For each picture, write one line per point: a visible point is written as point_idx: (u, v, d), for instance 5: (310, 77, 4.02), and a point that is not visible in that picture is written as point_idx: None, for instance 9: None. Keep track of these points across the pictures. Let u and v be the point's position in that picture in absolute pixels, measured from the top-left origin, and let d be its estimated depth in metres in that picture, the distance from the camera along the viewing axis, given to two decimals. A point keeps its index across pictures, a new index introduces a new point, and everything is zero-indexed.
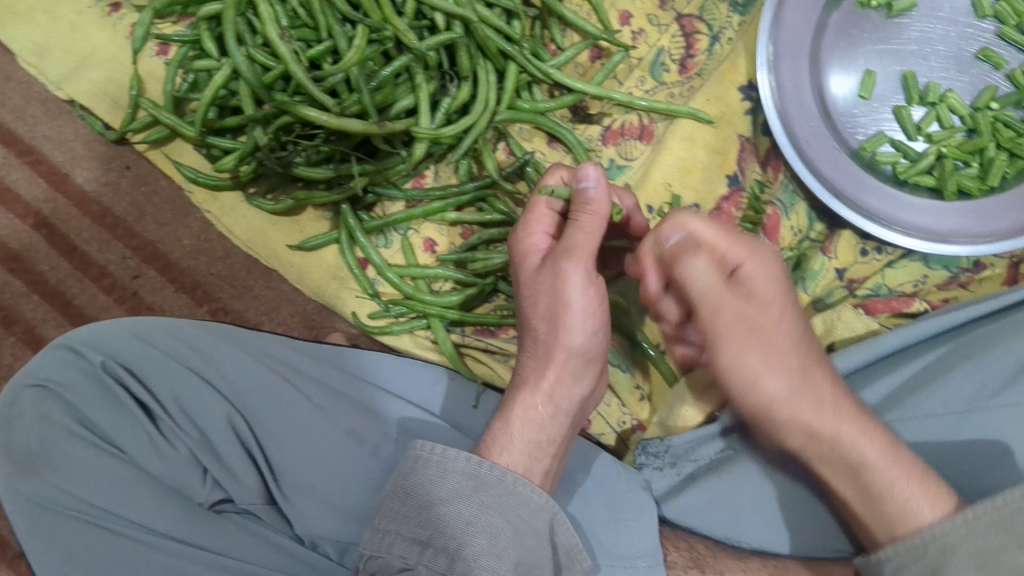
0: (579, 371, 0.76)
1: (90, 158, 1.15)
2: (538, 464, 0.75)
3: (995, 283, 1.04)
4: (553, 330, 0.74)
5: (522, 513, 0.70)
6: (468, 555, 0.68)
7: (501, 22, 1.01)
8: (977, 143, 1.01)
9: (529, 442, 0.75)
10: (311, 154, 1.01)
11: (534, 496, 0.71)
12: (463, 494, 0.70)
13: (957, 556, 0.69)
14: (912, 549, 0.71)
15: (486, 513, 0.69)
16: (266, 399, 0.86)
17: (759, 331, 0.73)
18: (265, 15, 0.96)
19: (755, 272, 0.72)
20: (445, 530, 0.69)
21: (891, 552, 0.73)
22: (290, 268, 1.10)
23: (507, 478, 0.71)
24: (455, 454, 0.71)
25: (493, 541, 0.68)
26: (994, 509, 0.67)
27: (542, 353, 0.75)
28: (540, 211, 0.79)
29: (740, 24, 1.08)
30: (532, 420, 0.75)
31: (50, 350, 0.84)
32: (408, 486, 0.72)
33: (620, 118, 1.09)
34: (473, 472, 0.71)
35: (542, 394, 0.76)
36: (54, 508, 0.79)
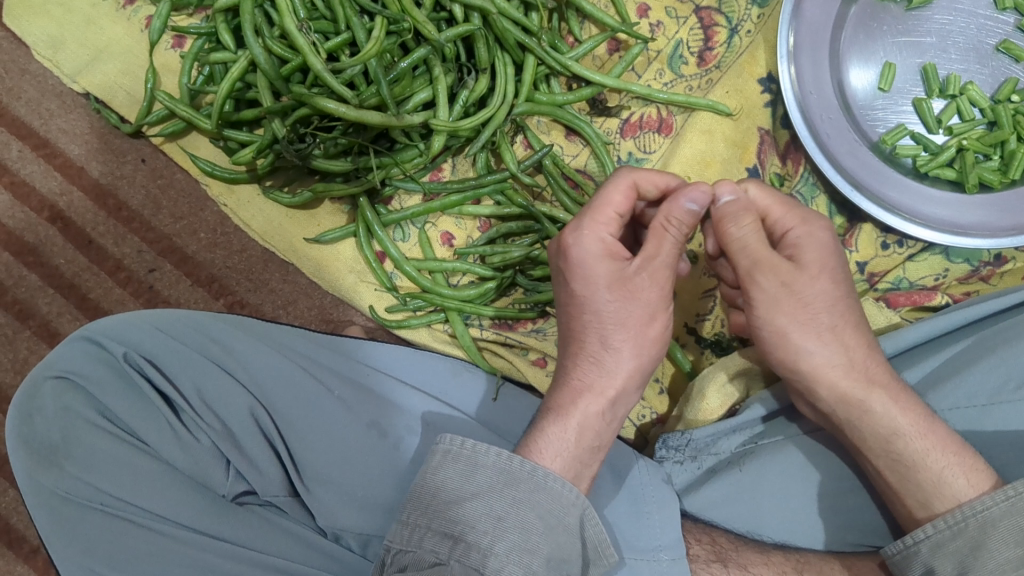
0: (637, 380, 0.76)
1: (105, 151, 1.15)
2: (586, 469, 0.75)
3: (1017, 276, 1.03)
4: (626, 339, 0.73)
5: (553, 509, 0.70)
6: (499, 551, 0.68)
7: (519, 14, 1.00)
8: (998, 135, 1.00)
9: (585, 449, 0.75)
10: (329, 146, 1.00)
11: (565, 490, 0.70)
12: (495, 490, 0.69)
13: (999, 532, 0.67)
14: (953, 525, 0.70)
15: (517, 508, 0.69)
16: (289, 393, 0.86)
17: (800, 292, 0.72)
18: (282, 6, 0.95)
19: (803, 238, 0.74)
20: (476, 526, 0.68)
21: (930, 529, 0.71)
22: (307, 262, 1.09)
23: (538, 473, 0.70)
24: (486, 449, 0.71)
25: (524, 536, 0.68)
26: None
27: (608, 360, 0.74)
28: (607, 213, 0.74)
29: (759, 15, 1.07)
30: (590, 427, 0.75)
31: (70, 341, 0.85)
32: (437, 481, 0.71)
33: (639, 111, 1.09)
34: (504, 468, 0.70)
35: (604, 401, 0.75)
36: (76, 500, 0.80)
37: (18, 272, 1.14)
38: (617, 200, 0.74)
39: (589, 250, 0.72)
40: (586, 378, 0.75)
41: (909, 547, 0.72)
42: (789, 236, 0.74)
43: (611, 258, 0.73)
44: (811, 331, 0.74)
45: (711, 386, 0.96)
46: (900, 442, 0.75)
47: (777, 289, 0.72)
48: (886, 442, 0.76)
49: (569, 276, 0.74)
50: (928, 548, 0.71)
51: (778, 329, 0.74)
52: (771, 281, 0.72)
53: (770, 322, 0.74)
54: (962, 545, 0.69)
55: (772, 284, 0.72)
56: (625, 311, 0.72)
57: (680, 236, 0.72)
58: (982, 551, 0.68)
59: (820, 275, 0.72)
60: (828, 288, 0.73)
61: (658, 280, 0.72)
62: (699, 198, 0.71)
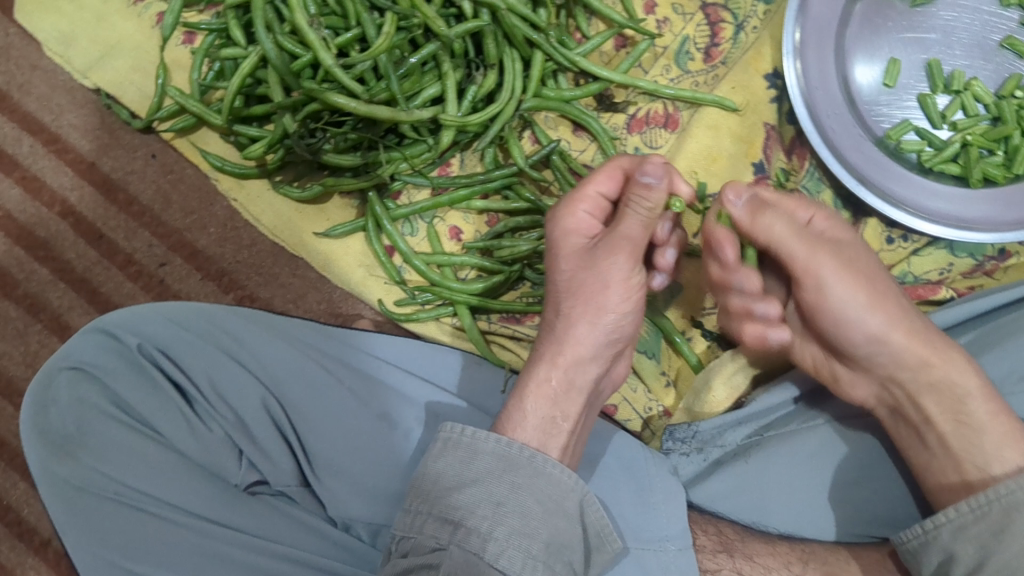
0: (599, 352, 0.77)
1: (116, 147, 1.16)
2: (553, 440, 0.75)
3: (1020, 271, 1.04)
4: (582, 310, 0.76)
5: (553, 494, 0.71)
6: (499, 535, 0.69)
7: (527, 10, 1.01)
8: (1002, 130, 1.01)
9: (546, 419, 0.76)
10: (339, 141, 1.02)
11: (563, 476, 0.72)
12: (494, 474, 0.71)
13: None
14: (975, 509, 0.72)
15: (517, 493, 0.70)
16: (299, 384, 0.87)
17: (859, 264, 0.78)
18: (294, 2, 0.96)
19: (825, 225, 0.80)
20: (475, 510, 0.70)
21: (952, 513, 0.72)
22: (316, 256, 1.10)
23: (537, 459, 0.72)
24: (484, 435, 0.72)
25: (523, 521, 0.69)
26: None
27: (566, 329, 0.77)
28: (587, 191, 0.78)
29: (765, 12, 1.09)
30: (545, 394, 0.76)
31: (84, 333, 0.85)
32: (438, 467, 0.73)
33: (645, 106, 1.09)
34: (503, 453, 0.72)
35: (561, 371, 0.77)
36: (91, 490, 0.81)
37: (29, 266, 1.15)
38: (598, 180, 0.77)
39: (565, 223, 0.78)
40: (549, 348, 0.77)
41: (931, 531, 0.74)
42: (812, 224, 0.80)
43: (579, 233, 0.77)
44: (885, 301, 0.78)
45: (717, 377, 0.98)
46: (972, 403, 0.78)
47: (839, 265, 0.77)
48: (959, 405, 0.79)
49: (549, 245, 0.80)
50: (950, 531, 0.73)
51: (857, 303, 0.77)
52: (827, 260, 0.77)
53: (847, 300, 0.77)
54: (983, 529, 0.71)
55: (831, 263, 0.77)
56: (579, 282, 0.76)
57: (640, 211, 0.72)
58: (1006, 535, 0.69)
59: (861, 252, 0.80)
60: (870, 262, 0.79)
61: (617, 253, 0.74)
62: (658, 174, 0.71)
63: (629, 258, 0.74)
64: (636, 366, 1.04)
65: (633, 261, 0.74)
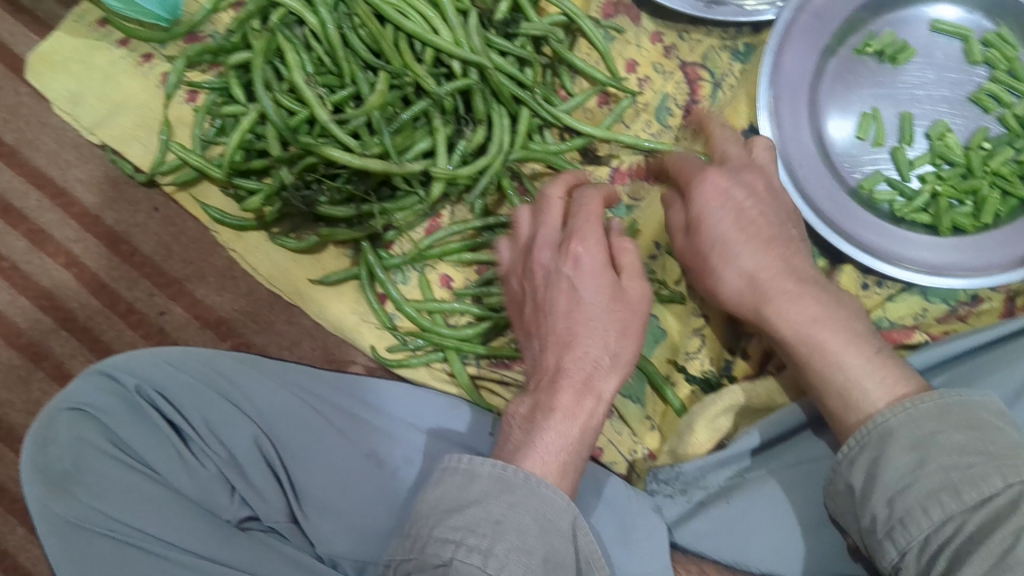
0: (606, 358, 0.79)
1: (120, 200, 1.20)
2: (575, 449, 0.77)
3: (993, 316, 1.08)
4: (621, 337, 0.79)
5: (546, 512, 0.69)
6: (498, 551, 0.66)
7: (514, 70, 1.07)
8: (971, 184, 1.05)
9: (581, 438, 0.77)
10: (334, 193, 1.05)
11: (556, 496, 0.70)
12: (491, 495, 0.69)
13: (897, 439, 0.72)
14: (861, 440, 0.75)
15: (515, 511, 0.68)
16: (294, 427, 0.91)
17: (742, 207, 0.86)
18: (292, 62, 1.03)
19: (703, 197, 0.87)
20: (474, 529, 0.67)
21: (846, 448, 0.76)
22: (311, 303, 1.14)
23: (531, 479, 0.70)
24: (481, 461, 0.72)
25: (522, 537, 0.67)
26: (932, 402, 0.73)
27: (566, 344, 0.79)
28: (550, 204, 0.86)
29: (741, 71, 1.15)
30: (574, 412, 0.77)
31: (86, 375, 0.90)
32: (437, 494, 0.71)
33: (628, 161, 1.14)
34: (498, 476, 0.71)
35: (581, 382, 0.78)
36: (85, 525, 0.82)
37: (33, 314, 1.19)
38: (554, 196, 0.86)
39: (574, 268, 0.80)
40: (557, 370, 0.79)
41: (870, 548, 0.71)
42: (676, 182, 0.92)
43: (547, 248, 0.83)
44: (731, 255, 0.85)
45: (700, 420, 1.00)
46: None
47: (729, 224, 0.85)
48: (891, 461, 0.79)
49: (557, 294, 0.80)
50: (847, 464, 0.76)
51: (755, 266, 0.84)
52: (721, 243, 0.86)
53: (742, 263, 0.85)
54: (868, 457, 0.74)
55: (727, 219, 0.86)
56: (621, 313, 0.80)
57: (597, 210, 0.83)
58: (883, 458, 0.72)
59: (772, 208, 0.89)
60: (740, 201, 0.87)
61: (581, 245, 0.80)
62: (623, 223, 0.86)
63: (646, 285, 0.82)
64: (621, 410, 1.07)
65: (598, 252, 0.80)
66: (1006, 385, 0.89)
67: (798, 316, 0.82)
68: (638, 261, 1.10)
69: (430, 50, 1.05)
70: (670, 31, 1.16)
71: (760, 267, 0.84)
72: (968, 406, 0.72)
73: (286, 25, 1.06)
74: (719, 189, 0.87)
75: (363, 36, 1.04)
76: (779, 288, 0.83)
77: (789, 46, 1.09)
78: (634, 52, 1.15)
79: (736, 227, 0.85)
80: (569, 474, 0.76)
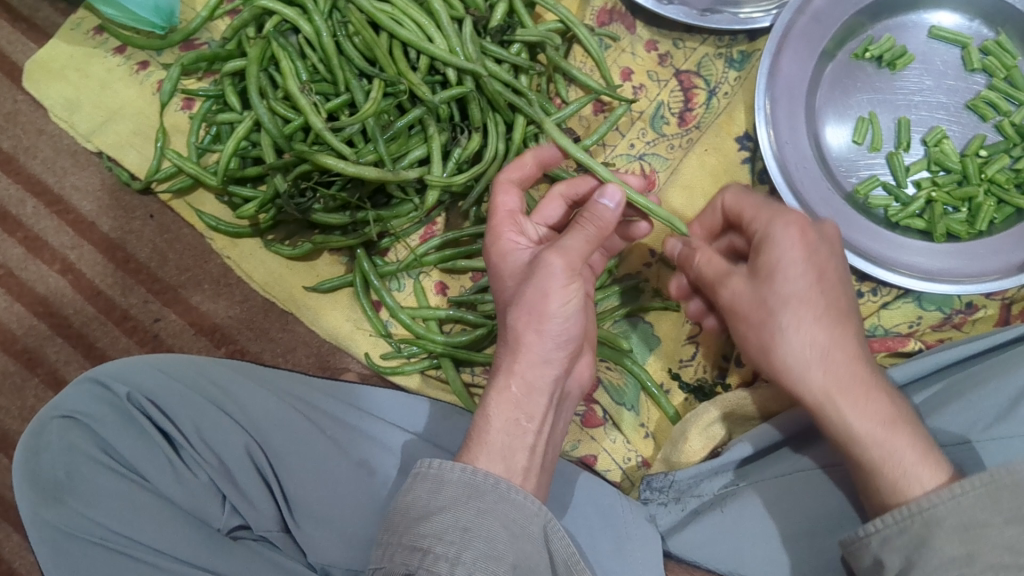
0: (545, 349, 0.75)
1: (116, 207, 1.20)
2: (520, 442, 0.74)
3: (988, 324, 1.07)
4: (526, 315, 0.75)
5: (517, 518, 0.69)
6: (466, 559, 0.65)
7: (510, 77, 1.07)
8: (966, 190, 1.05)
9: (507, 422, 0.74)
10: (328, 201, 1.05)
11: (527, 501, 0.70)
12: (460, 502, 0.68)
13: (943, 530, 0.68)
14: (899, 520, 0.71)
15: (483, 518, 0.67)
16: (285, 434, 0.90)
17: (822, 271, 0.76)
18: (287, 70, 1.03)
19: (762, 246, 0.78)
20: (442, 537, 0.66)
21: (879, 523, 0.73)
22: (305, 311, 1.14)
23: (501, 485, 0.70)
24: (451, 465, 0.70)
25: (490, 544, 0.66)
26: (981, 485, 0.67)
27: (507, 339, 0.77)
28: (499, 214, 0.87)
29: (736, 78, 1.14)
30: (507, 400, 0.75)
31: (78, 384, 0.89)
32: (408, 500, 0.70)
33: (625, 167, 1.13)
34: (468, 481, 0.69)
35: (517, 375, 0.75)
36: (79, 535, 0.83)
37: (28, 321, 1.19)
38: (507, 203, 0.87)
39: (499, 247, 0.81)
40: (504, 359, 0.76)
41: None
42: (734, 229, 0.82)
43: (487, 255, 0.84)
44: (796, 324, 0.76)
45: (693, 428, 0.99)
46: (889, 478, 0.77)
47: (801, 291, 0.76)
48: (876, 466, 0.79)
49: (490, 275, 0.83)
50: (879, 540, 0.73)
51: (818, 343, 0.76)
52: (786, 308, 0.76)
53: (814, 338, 0.76)
54: (907, 540, 0.71)
55: (804, 279, 0.76)
56: (522, 289, 0.76)
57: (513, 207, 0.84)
58: (924, 547, 0.69)
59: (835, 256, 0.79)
60: (818, 259, 0.76)
61: (501, 246, 0.81)
62: (614, 199, 0.79)
63: (566, 257, 0.75)
64: (615, 418, 1.06)
65: (511, 243, 0.81)
66: (1000, 394, 0.88)
67: (853, 413, 0.76)
68: (636, 269, 1.11)
69: (425, 57, 1.05)
70: (665, 39, 1.16)
71: (829, 346, 0.76)
72: (1017, 489, 0.66)
73: (281, 32, 1.06)
74: (802, 244, 0.76)
75: (358, 44, 1.04)
76: (846, 377, 0.76)
77: (786, 51, 1.08)
78: (628, 60, 1.15)
79: (811, 292, 0.76)
80: (501, 458, 0.72)
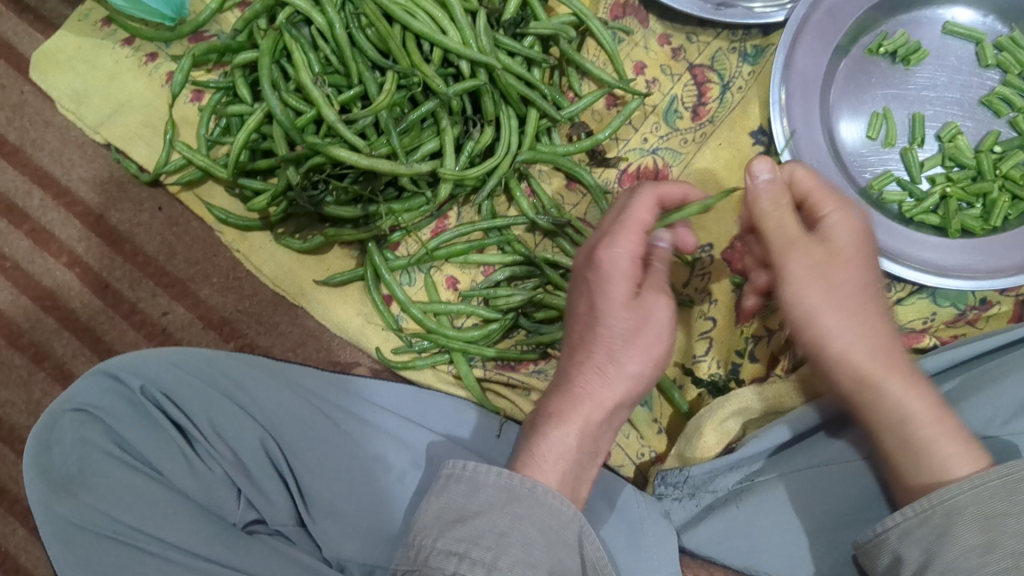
0: (640, 391, 0.75)
1: (124, 200, 1.19)
2: (585, 474, 0.75)
3: (1002, 320, 1.08)
4: (632, 351, 0.72)
5: (553, 524, 0.68)
6: (503, 565, 0.65)
7: (523, 70, 1.07)
8: (981, 186, 1.05)
9: (584, 457, 0.74)
10: (341, 194, 1.05)
11: (564, 507, 0.69)
12: (497, 506, 0.68)
13: (963, 519, 0.70)
14: (919, 513, 0.72)
15: (519, 523, 0.67)
16: (303, 431, 0.90)
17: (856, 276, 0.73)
18: (299, 62, 1.02)
19: (836, 224, 0.74)
20: (478, 541, 0.66)
21: (898, 517, 0.73)
22: (316, 305, 1.13)
23: (538, 490, 0.69)
24: (486, 469, 0.70)
25: (527, 550, 0.66)
26: (998, 478, 0.70)
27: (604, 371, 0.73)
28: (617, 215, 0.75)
29: (750, 73, 1.14)
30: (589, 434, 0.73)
31: (88, 376, 0.89)
32: (441, 502, 0.70)
33: (636, 162, 1.13)
34: (504, 485, 0.69)
35: (607, 412, 0.74)
36: (91, 529, 0.82)
37: (35, 315, 1.18)
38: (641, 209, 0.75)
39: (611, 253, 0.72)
40: (588, 385, 0.73)
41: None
42: (824, 219, 0.75)
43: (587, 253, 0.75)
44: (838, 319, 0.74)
45: (708, 424, 0.99)
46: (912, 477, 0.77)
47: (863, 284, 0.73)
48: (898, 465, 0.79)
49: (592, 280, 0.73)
50: (897, 534, 0.73)
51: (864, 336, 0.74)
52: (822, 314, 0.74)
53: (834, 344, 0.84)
54: (927, 532, 0.71)
55: (862, 276, 0.73)
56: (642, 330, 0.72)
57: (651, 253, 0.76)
58: (946, 538, 0.70)
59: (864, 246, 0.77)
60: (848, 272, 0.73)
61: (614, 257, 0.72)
62: (667, 241, 0.78)
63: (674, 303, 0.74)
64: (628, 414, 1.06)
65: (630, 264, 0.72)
66: (1017, 391, 0.88)
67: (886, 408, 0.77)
68: None
69: (438, 50, 1.04)
70: (678, 33, 1.15)
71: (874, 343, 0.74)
72: None
73: (294, 23, 1.04)
74: (866, 236, 0.74)
75: (371, 35, 1.04)
76: (891, 365, 0.74)
77: (801, 44, 1.08)
78: (641, 54, 1.15)
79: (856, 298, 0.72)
80: (570, 487, 0.73)
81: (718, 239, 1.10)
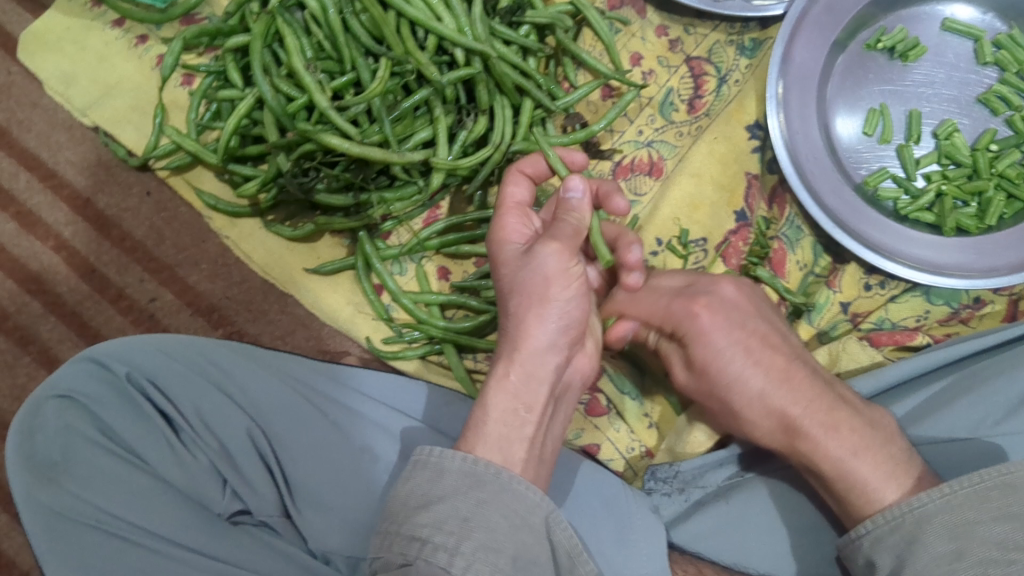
0: (551, 341, 0.77)
1: (112, 183, 1.18)
2: (519, 432, 0.74)
3: (995, 319, 1.08)
4: (528, 302, 0.76)
5: (518, 509, 0.68)
6: (466, 550, 0.64)
7: (518, 59, 1.05)
8: (976, 184, 1.04)
9: (506, 413, 0.74)
10: (331, 181, 1.03)
11: (529, 492, 0.68)
12: (459, 491, 0.67)
13: (933, 526, 0.71)
14: (890, 520, 0.74)
15: (483, 509, 0.66)
16: (288, 417, 0.89)
17: (745, 326, 0.87)
18: (291, 46, 1.00)
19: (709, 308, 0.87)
20: (442, 527, 0.65)
21: (869, 524, 0.76)
22: (305, 293, 1.12)
23: (503, 476, 0.68)
24: (451, 454, 0.69)
25: (491, 535, 0.65)
26: (971, 484, 0.71)
27: (514, 329, 0.76)
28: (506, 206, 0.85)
29: (747, 66, 1.14)
30: (505, 390, 0.75)
31: (75, 361, 0.87)
32: (408, 488, 0.69)
33: (631, 154, 1.12)
34: (469, 471, 0.68)
35: (518, 364, 0.76)
36: (72, 517, 0.81)
37: (20, 299, 1.16)
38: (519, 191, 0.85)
39: (499, 234, 0.81)
40: (504, 348, 0.77)
41: None
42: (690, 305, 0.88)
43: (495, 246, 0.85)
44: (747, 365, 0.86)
45: (698, 420, 0.98)
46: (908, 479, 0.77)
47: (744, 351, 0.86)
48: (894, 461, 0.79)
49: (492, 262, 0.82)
50: (870, 541, 0.76)
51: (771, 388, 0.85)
52: (746, 363, 0.86)
53: (767, 389, 0.85)
54: (897, 540, 0.73)
55: (741, 344, 0.86)
56: (522, 275, 0.77)
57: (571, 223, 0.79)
58: (916, 544, 0.71)
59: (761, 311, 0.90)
60: (745, 320, 0.87)
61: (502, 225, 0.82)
62: (580, 189, 0.79)
63: (564, 246, 0.76)
64: (619, 408, 1.05)
65: (519, 237, 0.81)
66: (1010, 391, 0.88)
67: (825, 434, 0.82)
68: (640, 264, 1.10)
69: (433, 37, 1.03)
70: (676, 25, 1.14)
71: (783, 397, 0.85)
72: (1009, 487, 0.70)
73: (287, 8, 1.03)
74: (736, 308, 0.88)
75: (365, 22, 1.02)
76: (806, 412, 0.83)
77: (799, 38, 1.07)
78: (638, 45, 1.14)
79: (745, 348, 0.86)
80: (499, 449, 0.72)
81: (710, 233, 1.10)
